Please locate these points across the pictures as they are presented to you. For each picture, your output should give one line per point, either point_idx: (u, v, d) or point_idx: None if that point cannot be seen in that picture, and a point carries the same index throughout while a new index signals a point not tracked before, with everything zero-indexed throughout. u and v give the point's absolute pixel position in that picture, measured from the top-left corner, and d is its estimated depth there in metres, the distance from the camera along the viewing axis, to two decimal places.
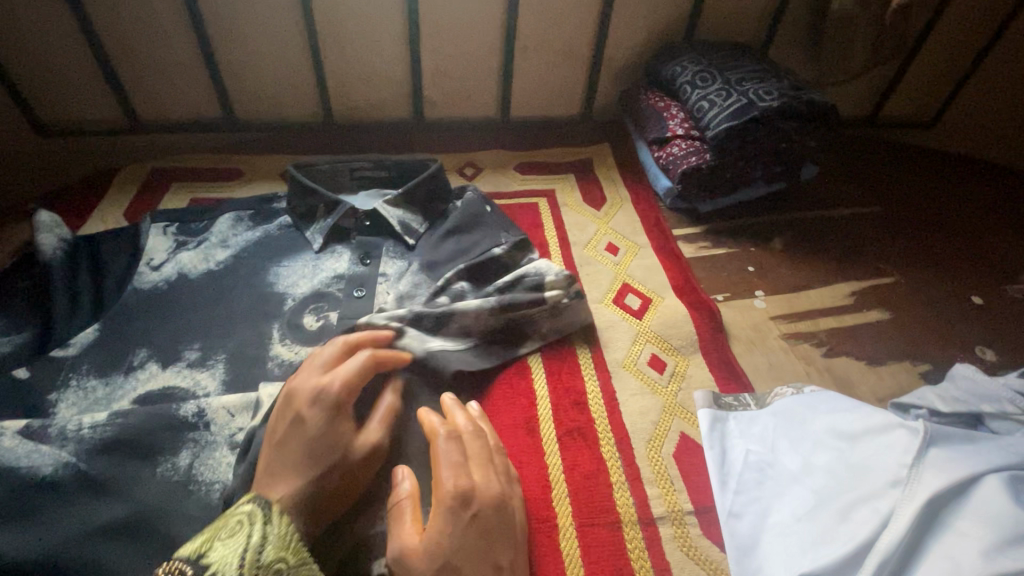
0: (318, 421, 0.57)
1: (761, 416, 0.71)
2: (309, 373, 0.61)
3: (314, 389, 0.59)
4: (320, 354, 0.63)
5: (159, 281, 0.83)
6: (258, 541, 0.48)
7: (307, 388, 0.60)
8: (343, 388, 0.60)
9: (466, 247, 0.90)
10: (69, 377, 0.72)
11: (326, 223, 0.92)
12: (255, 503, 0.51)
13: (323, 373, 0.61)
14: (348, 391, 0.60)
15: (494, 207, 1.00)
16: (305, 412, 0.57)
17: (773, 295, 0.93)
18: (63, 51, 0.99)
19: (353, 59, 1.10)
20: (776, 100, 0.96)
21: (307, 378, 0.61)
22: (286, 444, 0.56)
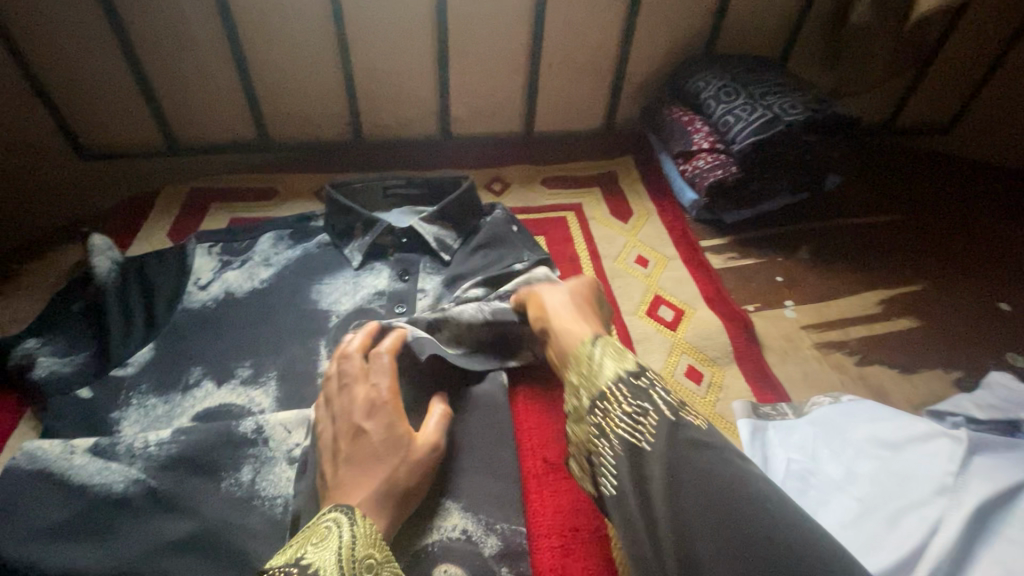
0: (379, 434, 0.62)
1: (800, 425, 0.73)
2: (348, 385, 0.66)
3: (365, 399, 0.64)
4: (349, 367, 0.67)
5: (207, 300, 0.86)
6: (347, 540, 0.52)
7: (359, 398, 0.64)
8: (390, 393, 0.66)
9: (492, 262, 0.93)
10: (129, 396, 0.74)
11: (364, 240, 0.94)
12: (339, 509, 0.54)
13: (364, 383, 0.66)
14: (395, 395, 0.66)
15: (520, 226, 1.03)
16: (365, 424, 0.62)
17: (803, 304, 0.95)
18: (108, 80, 1.03)
19: (382, 80, 1.14)
20: (802, 113, 0.98)
21: (351, 393, 0.65)
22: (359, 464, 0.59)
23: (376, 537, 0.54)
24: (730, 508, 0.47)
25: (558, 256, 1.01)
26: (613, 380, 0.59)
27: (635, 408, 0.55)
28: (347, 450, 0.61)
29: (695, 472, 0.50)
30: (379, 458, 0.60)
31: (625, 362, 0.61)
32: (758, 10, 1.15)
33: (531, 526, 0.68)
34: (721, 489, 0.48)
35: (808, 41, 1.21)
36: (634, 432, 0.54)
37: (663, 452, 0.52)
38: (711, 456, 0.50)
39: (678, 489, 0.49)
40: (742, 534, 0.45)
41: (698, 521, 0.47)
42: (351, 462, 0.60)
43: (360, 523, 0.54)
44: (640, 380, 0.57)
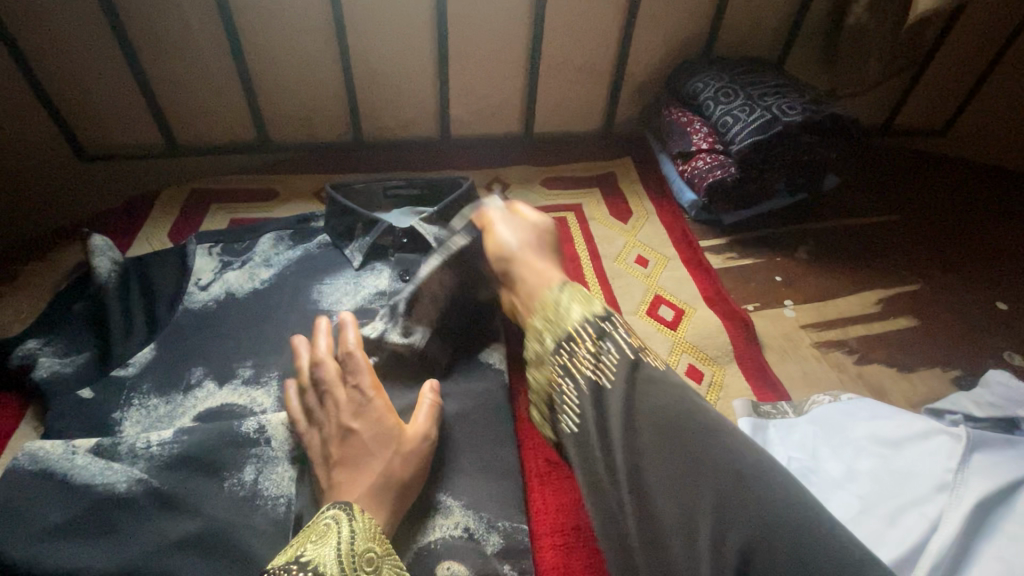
0: (366, 433, 0.62)
1: (800, 424, 0.74)
2: (327, 388, 0.65)
3: (349, 401, 0.64)
4: (325, 372, 0.66)
5: (208, 300, 0.86)
6: (346, 535, 0.51)
7: (343, 401, 0.64)
8: (372, 388, 0.65)
9: None
10: (131, 396, 0.74)
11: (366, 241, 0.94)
12: (338, 506, 0.54)
13: (343, 386, 0.65)
14: (376, 391, 0.65)
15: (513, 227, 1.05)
16: (352, 424, 0.62)
17: (802, 304, 0.95)
18: (109, 81, 1.03)
19: (382, 81, 1.14)
20: (800, 114, 0.99)
21: (332, 396, 0.64)
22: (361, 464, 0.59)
23: (376, 531, 0.53)
24: (684, 442, 0.48)
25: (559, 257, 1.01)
26: (576, 324, 0.59)
27: (598, 350, 0.56)
28: (336, 453, 0.61)
29: (653, 410, 0.50)
30: (376, 455, 0.60)
31: (589, 306, 0.60)
32: (756, 12, 1.16)
33: (532, 525, 0.68)
34: (675, 425, 0.49)
35: (805, 43, 1.22)
36: (596, 372, 0.55)
37: (622, 387, 0.53)
38: (668, 395, 0.51)
39: (634, 426, 0.50)
40: (691, 467, 0.46)
41: (652, 456, 0.48)
42: (342, 463, 0.60)
43: (359, 518, 0.53)
44: (604, 322, 0.57)
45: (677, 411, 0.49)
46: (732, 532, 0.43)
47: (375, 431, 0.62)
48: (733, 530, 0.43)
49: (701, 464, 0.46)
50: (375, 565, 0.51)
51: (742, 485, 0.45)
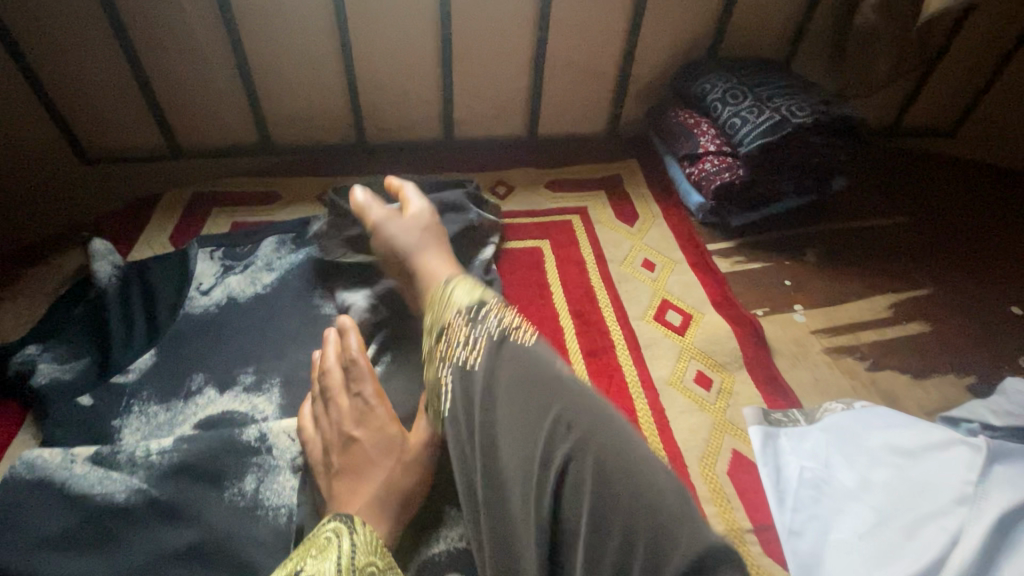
0: (369, 443, 0.59)
1: (812, 432, 0.72)
2: (334, 399, 0.64)
3: (354, 409, 0.62)
4: (333, 378, 0.65)
5: (210, 305, 0.85)
6: (349, 547, 0.50)
7: (347, 409, 0.63)
8: (377, 397, 0.63)
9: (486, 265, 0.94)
10: (131, 403, 0.73)
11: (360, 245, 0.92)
12: (338, 519, 0.52)
13: (349, 395, 0.64)
14: (380, 400, 0.63)
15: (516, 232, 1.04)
16: (356, 433, 0.60)
17: (812, 308, 0.93)
18: (111, 84, 1.03)
19: (384, 83, 1.13)
20: (810, 116, 0.97)
21: (339, 404, 0.63)
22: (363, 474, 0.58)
23: (377, 544, 0.52)
24: (543, 409, 0.48)
25: (564, 261, 1.00)
26: (458, 310, 0.59)
27: (473, 333, 0.55)
28: (339, 460, 0.59)
29: (513, 378, 0.50)
30: (376, 465, 0.58)
31: (476, 293, 0.61)
32: (763, 12, 1.14)
33: None
34: (537, 394, 0.49)
35: (812, 44, 1.20)
36: (467, 354, 0.54)
37: (488, 366, 0.52)
38: (533, 365, 0.51)
39: (497, 400, 0.49)
40: (545, 435, 0.46)
41: (509, 426, 0.48)
42: (346, 471, 0.58)
43: (360, 530, 0.52)
44: (477, 309, 0.57)
45: (540, 382, 0.50)
46: (577, 493, 0.43)
47: (377, 441, 0.60)
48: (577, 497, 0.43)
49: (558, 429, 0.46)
50: None
51: (591, 448, 0.45)
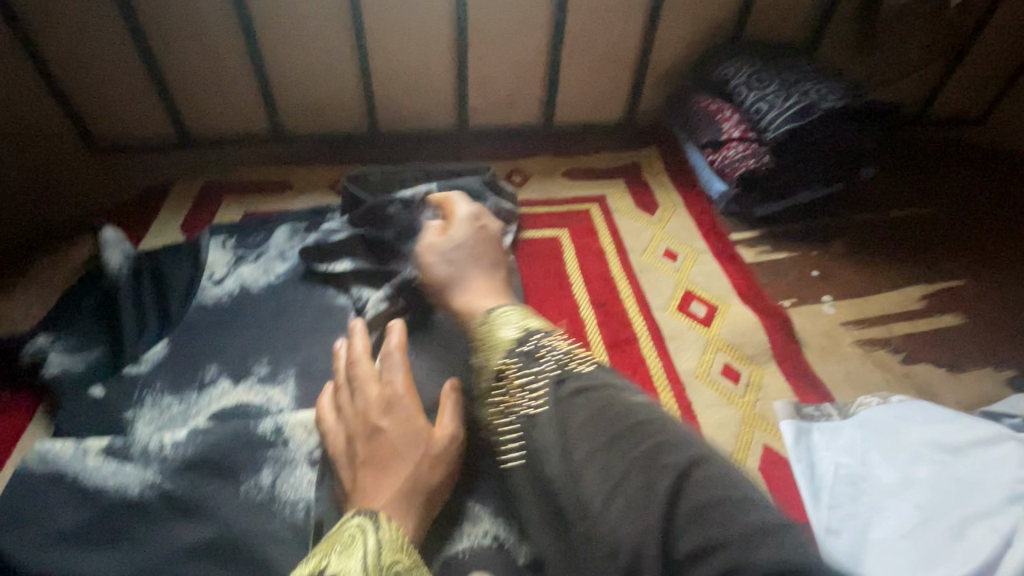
0: (393, 432, 0.57)
1: (846, 427, 0.70)
2: (362, 387, 0.62)
3: (381, 396, 0.60)
4: (359, 367, 0.64)
5: (223, 294, 0.84)
6: (375, 542, 0.48)
7: (375, 397, 0.61)
8: (405, 388, 0.61)
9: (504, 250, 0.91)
10: (143, 394, 0.71)
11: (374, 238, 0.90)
12: (363, 515, 0.51)
13: (377, 383, 0.62)
14: (409, 391, 0.61)
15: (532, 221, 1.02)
16: (382, 422, 0.58)
17: (841, 300, 0.90)
18: (120, 71, 1.01)
19: (399, 70, 1.10)
20: (839, 100, 0.94)
21: (365, 393, 0.61)
22: (387, 466, 0.55)
23: (403, 541, 0.50)
24: (625, 441, 0.44)
25: (583, 251, 0.97)
26: (509, 347, 0.56)
27: (529, 369, 0.53)
28: (361, 452, 0.57)
29: (587, 420, 0.46)
30: (401, 456, 0.56)
31: (524, 324, 0.59)
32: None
33: None
34: (615, 425, 0.45)
35: (840, 33, 1.13)
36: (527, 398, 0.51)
37: (551, 411, 0.48)
38: (608, 402, 0.47)
39: (572, 437, 0.45)
40: (635, 470, 0.42)
41: (591, 465, 0.43)
42: (371, 462, 0.56)
43: (387, 526, 0.50)
44: (526, 346, 0.55)
45: (615, 411, 0.46)
46: (687, 529, 0.39)
47: (405, 431, 0.57)
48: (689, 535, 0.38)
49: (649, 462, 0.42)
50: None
51: (690, 479, 0.41)
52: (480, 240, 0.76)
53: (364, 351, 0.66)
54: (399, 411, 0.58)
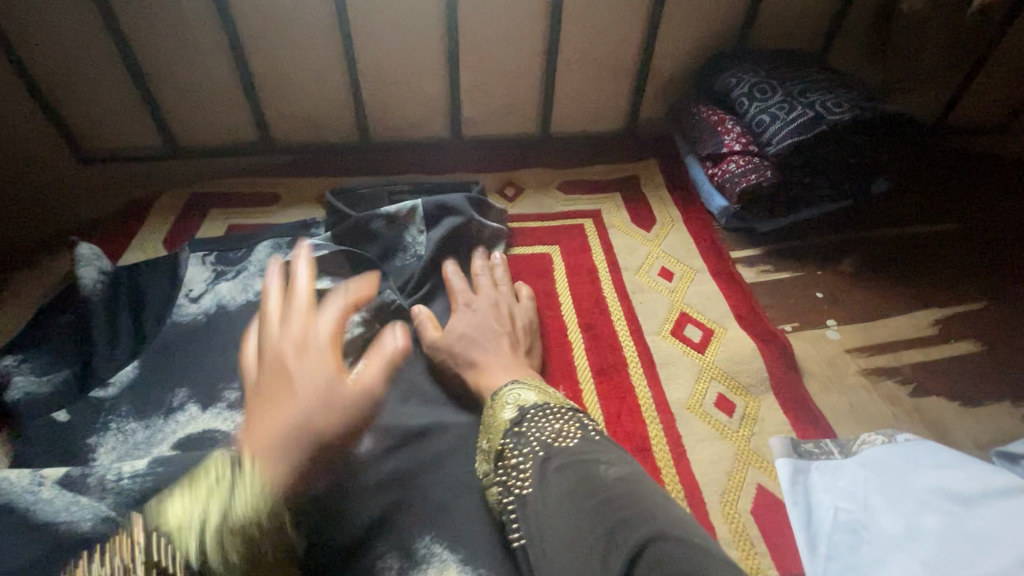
0: (300, 372, 0.49)
1: (848, 466, 0.65)
2: (287, 315, 0.53)
3: (303, 328, 0.52)
4: (269, 306, 0.54)
5: (198, 313, 0.81)
6: (222, 500, 0.42)
7: (295, 328, 0.52)
8: (332, 329, 0.52)
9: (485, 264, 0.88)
10: (109, 420, 0.69)
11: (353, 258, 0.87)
12: (224, 454, 0.45)
13: (306, 312, 0.53)
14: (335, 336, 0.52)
15: (523, 236, 0.98)
16: (292, 357, 0.50)
17: (847, 324, 0.85)
18: (105, 81, 0.99)
19: (389, 78, 1.07)
20: (847, 112, 0.89)
21: (286, 323, 0.53)
22: (273, 407, 0.47)
23: (265, 497, 0.43)
24: (595, 511, 0.48)
25: (574, 269, 0.93)
26: (506, 427, 0.62)
27: (519, 448, 0.58)
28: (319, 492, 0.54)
29: (564, 490, 0.52)
30: (293, 396, 0.48)
31: (519, 400, 0.64)
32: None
33: None
34: (588, 495, 0.50)
35: (853, 34, 1.08)
36: (518, 474, 0.57)
37: (540, 487, 0.54)
38: (586, 472, 0.52)
39: (551, 510, 0.51)
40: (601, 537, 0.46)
41: (565, 531, 0.49)
42: (263, 397, 0.49)
43: (252, 471, 0.44)
44: (518, 421, 0.61)
45: (589, 481, 0.51)
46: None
47: (307, 371, 0.50)
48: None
49: (613, 529, 0.46)
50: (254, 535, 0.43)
51: (649, 548, 0.45)
52: (488, 303, 0.79)
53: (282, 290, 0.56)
54: (313, 348, 0.51)
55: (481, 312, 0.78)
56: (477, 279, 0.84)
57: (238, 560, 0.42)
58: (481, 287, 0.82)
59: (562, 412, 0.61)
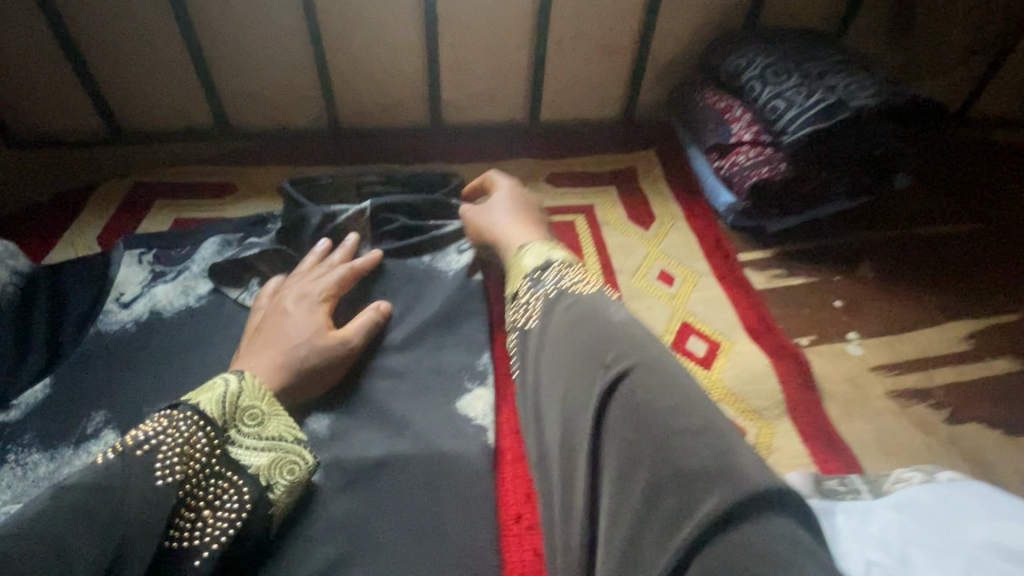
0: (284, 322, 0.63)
1: (877, 509, 0.55)
2: (303, 276, 0.70)
3: (308, 289, 0.68)
4: (302, 263, 0.72)
5: (128, 320, 0.70)
6: (234, 391, 0.52)
7: (307, 286, 0.68)
8: (330, 291, 0.68)
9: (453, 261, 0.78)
10: (7, 450, 0.58)
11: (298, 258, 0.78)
12: (226, 374, 0.54)
13: (313, 276, 0.70)
14: (334, 296, 0.68)
15: None
16: (291, 307, 0.65)
17: (869, 338, 0.75)
18: (32, 53, 0.87)
19: (359, 57, 0.96)
20: (873, 96, 0.79)
21: (301, 284, 0.69)
22: (254, 344, 0.61)
23: (266, 392, 0.55)
24: (584, 347, 0.46)
25: None
26: (524, 274, 0.58)
27: (533, 291, 0.55)
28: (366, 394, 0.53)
29: (564, 329, 0.48)
30: (265, 348, 0.60)
31: (546, 254, 0.59)
32: None
33: None
34: (588, 331, 0.47)
35: (872, 13, 0.98)
36: (524, 315, 0.54)
37: (538, 326, 0.51)
38: (591, 311, 0.48)
39: (547, 339, 0.49)
40: (584, 368, 0.44)
41: (552, 367, 0.46)
42: (250, 344, 0.62)
43: (247, 376, 0.55)
44: (539, 273, 0.57)
45: (590, 323, 0.47)
46: (618, 419, 0.40)
47: (292, 319, 0.63)
48: (624, 430, 0.39)
49: (601, 364, 0.44)
50: (261, 419, 0.53)
51: (628, 381, 0.42)
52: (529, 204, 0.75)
53: (319, 255, 0.73)
54: (311, 304, 0.66)
55: (517, 207, 0.73)
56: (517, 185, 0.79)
57: (260, 441, 0.52)
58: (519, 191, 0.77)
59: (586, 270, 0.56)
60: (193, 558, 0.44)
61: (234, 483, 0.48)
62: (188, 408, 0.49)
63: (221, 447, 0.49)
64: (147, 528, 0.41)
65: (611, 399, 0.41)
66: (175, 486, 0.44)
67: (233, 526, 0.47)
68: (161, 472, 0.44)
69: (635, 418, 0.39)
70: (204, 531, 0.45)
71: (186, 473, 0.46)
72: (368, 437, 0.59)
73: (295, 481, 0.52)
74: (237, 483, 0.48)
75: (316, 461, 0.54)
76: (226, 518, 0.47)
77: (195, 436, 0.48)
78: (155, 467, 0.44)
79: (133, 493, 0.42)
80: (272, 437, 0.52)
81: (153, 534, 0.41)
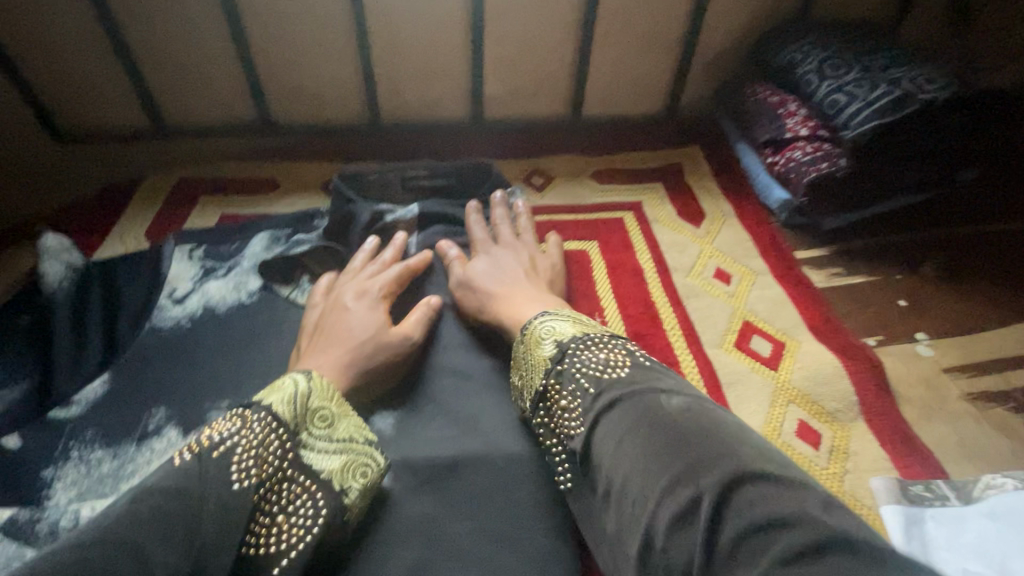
0: (343, 319, 0.62)
1: (969, 517, 0.54)
2: (355, 273, 0.69)
3: (363, 287, 0.66)
4: (354, 261, 0.71)
5: (182, 317, 0.69)
6: (304, 392, 0.51)
7: (360, 283, 0.67)
8: (384, 288, 0.67)
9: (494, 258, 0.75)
10: (69, 447, 0.57)
11: (347, 255, 0.77)
12: (296, 374, 0.53)
13: (365, 274, 0.69)
14: (390, 293, 0.67)
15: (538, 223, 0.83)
16: (350, 303, 0.64)
17: (940, 339, 0.73)
18: (79, 48, 0.86)
19: (405, 52, 0.94)
20: (941, 90, 0.77)
21: (356, 279, 0.68)
22: (316, 341, 0.60)
23: (333, 393, 0.53)
24: (671, 449, 0.38)
25: (617, 267, 0.81)
26: (547, 365, 0.51)
27: (562, 388, 0.48)
28: None
29: (631, 439, 0.40)
30: (326, 347, 0.58)
31: (558, 335, 0.52)
32: None
33: None
34: (662, 435, 0.39)
35: None
36: (567, 419, 0.46)
37: (591, 437, 0.43)
38: (652, 408, 0.41)
39: (611, 458, 0.41)
40: (673, 478, 0.36)
41: (634, 485, 0.38)
42: (311, 341, 0.60)
43: (316, 379, 0.53)
44: (562, 364, 0.49)
45: (653, 418, 0.40)
46: (743, 567, 0.31)
47: (350, 315, 0.62)
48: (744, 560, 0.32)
49: (692, 470, 0.36)
50: (331, 421, 0.51)
51: (732, 487, 0.34)
52: (518, 254, 0.73)
53: (369, 253, 0.72)
54: (368, 301, 0.64)
55: (503, 256, 0.72)
56: (497, 227, 0.77)
57: (332, 443, 0.50)
58: (501, 234, 0.76)
59: (606, 340, 0.50)
60: (272, 565, 0.42)
61: (307, 488, 0.46)
62: (260, 409, 0.47)
63: (293, 449, 0.47)
64: (226, 530, 0.40)
65: (722, 531, 0.33)
66: (252, 489, 0.43)
67: (308, 534, 0.44)
68: (238, 475, 0.43)
69: (760, 546, 0.32)
70: (279, 538, 0.43)
71: (261, 477, 0.44)
72: (435, 438, 0.58)
73: (368, 485, 0.50)
74: (311, 488, 0.46)
75: (387, 462, 0.53)
76: (302, 525, 0.45)
77: (269, 440, 0.46)
78: (231, 471, 0.43)
79: (211, 498, 0.41)
80: (343, 439, 0.51)
81: (231, 538, 0.40)
